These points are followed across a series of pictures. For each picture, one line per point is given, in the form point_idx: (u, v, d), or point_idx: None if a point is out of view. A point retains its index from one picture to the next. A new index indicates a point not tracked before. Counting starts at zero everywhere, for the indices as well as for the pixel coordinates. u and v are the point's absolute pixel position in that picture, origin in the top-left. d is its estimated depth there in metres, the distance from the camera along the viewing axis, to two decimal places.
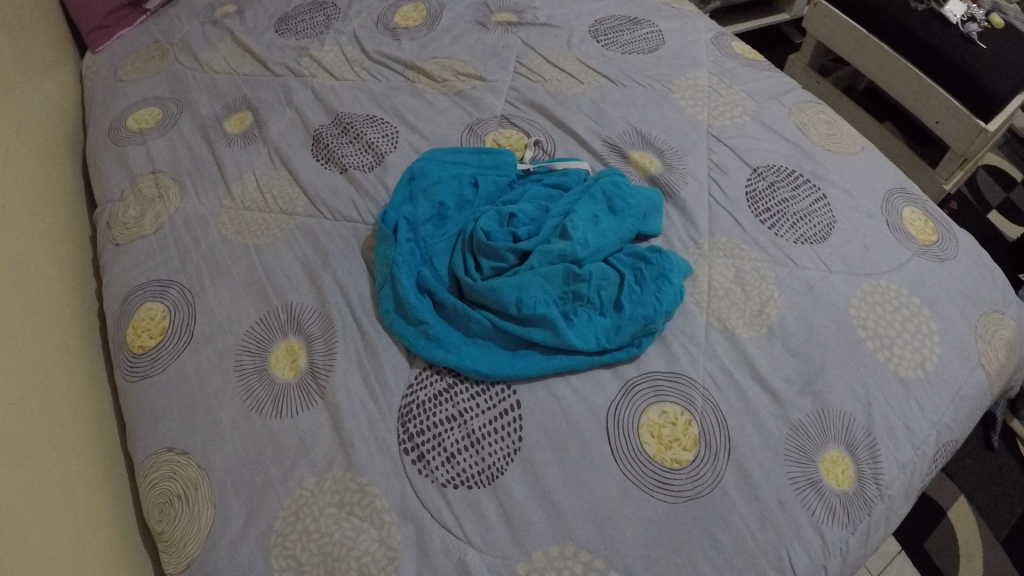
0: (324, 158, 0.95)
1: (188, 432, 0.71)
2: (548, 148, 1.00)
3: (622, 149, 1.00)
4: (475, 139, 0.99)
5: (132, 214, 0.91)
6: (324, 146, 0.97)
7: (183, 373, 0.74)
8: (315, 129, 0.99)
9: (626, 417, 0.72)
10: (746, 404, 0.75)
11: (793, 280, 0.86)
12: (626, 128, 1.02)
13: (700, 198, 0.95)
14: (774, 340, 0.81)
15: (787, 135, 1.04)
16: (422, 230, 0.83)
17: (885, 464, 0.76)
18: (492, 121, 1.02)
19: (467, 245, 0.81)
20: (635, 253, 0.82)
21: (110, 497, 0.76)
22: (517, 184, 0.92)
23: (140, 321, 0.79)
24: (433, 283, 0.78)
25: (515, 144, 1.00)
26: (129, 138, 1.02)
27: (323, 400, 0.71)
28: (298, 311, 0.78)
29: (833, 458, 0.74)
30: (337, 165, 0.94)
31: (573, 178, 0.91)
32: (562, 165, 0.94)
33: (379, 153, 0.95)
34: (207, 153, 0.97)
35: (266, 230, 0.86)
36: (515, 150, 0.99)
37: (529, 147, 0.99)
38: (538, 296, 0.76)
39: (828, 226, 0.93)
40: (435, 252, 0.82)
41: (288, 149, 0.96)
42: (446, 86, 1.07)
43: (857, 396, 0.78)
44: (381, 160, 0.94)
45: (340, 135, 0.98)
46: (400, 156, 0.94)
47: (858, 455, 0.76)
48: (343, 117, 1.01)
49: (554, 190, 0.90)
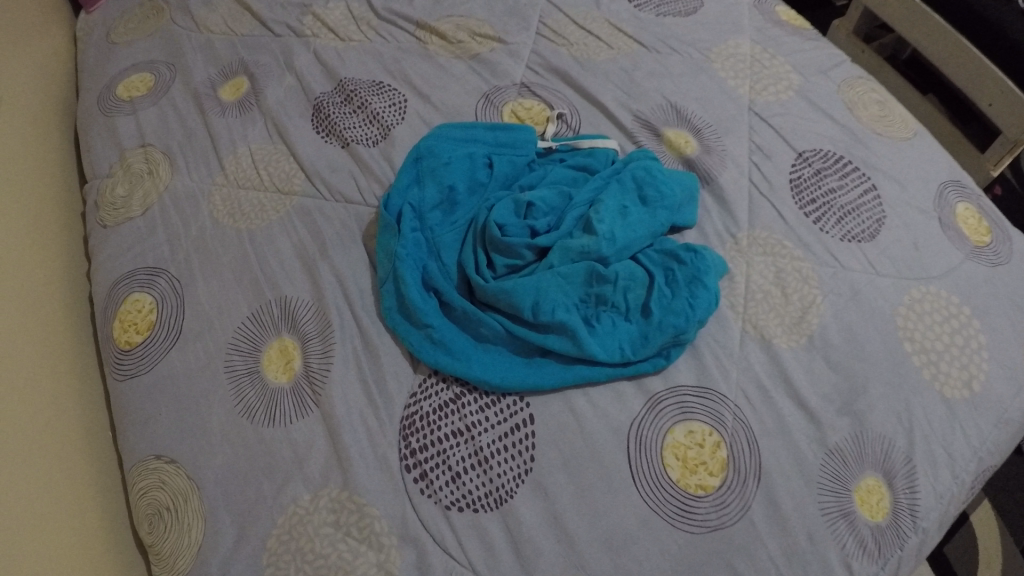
0: (326, 130, 0.87)
1: (176, 440, 0.67)
2: (572, 122, 0.91)
3: (654, 127, 0.91)
4: (492, 111, 0.89)
5: (120, 192, 0.84)
6: (326, 116, 0.88)
7: (173, 374, 0.69)
8: (317, 96, 0.91)
9: (649, 437, 0.65)
10: (779, 424, 0.69)
11: (838, 283, 0.79)
12: (659, 103, 0.93)
13: (740, 185, 0.86)
14: (813, 352, 0.74)
15: (836, 115, 0.94)
16: (430, 218, 0.75)
17: (923, 494, 0.70)
18: (510, 90, 0.92)
19: (479, 237, 0.73)
20: (666, 250, 0.73)
21: (99, 499, 0.72)
22: (537, 165, 0.83)
23: (126, 314, 0.74)
24: (440, 280, 0.71)
25: (536, 117, 0.90)
26: (117, 107, 0.93)
27: (319, 408, 0.66)
28: (293, 306, 0.72)
29: (869, 487, 0.69)
30: (339, 139, 0.85)
31: (599, 160, 0.82)
32: (588, 143, 0.84)
33: (384, 125, 0.86)
34: (200, 123, 0.89)
35: (261, 211, 0.79)
36: (536, 124, 0.90)
37: (550, 121, 0.89)
38: (557, 300, 0.68)
39: (877, 222, 0.84)
40: (444, 244, 0.74)
41: (287, 120, 0.88)
42: (461, 49, 0.97)
43: (898, 416, 0.72)
44: (386, 133, 0.85)
45: (343, 103, 0.89)
46: (409, 131, 0.85)
47: (895, 483, 0.70)
48: (346, 82, 0.92)
49: (578, 173, 0.81)
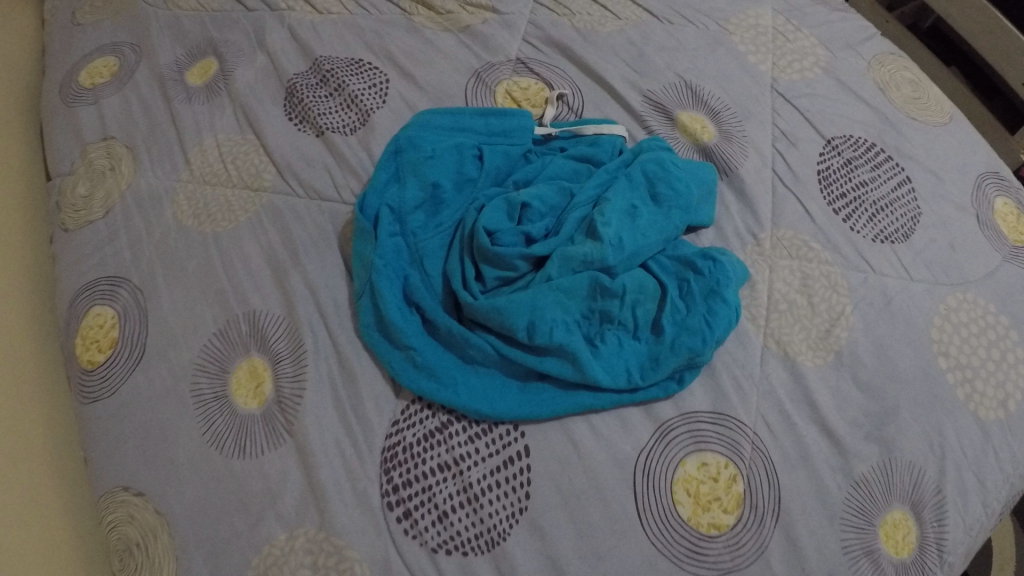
0: (298, 116, 0.76)
1: (144, 471, 0.62)
2: (575, 104, 0.80)
3: (666, 109, 0.80)
4: (483, 91, 0.78)
5: (81, 191, 0.76)
6: (298, 100, 0.77)
7: (139, 399, 0.64)
8: (290, 77, 0.79)
9: (658, 471, 0.59)
10: (801, 454, 0.62)
11: (869, 291, 0.71)
12: (672, 81, 0.82)
13: (763, 177, 0.77)
14: (840, 370, 0.67)
15: (867, 97, 0.84)
16: (411, 221, 0.66)
17: (951, 528, 0.64)
18: (505, 67, 0.81)
19: (467, 245, 0.64)
20: (681, 258, 0.65)
21: (73, 548, 0.65)
22: (534, 155, 0.73)
23: (88, 330, 0.68)
24: (425, 296, 0.63)
25: (533, 98, 0.79)
26: (80, 96, 0.84)
27: (292, 438, 0.60)
28: (262, 321, 0.64)
29: (895, 521, 0.63)
30: (313, 127, 0.74)
31: (605, 150, 0.73)
32: (591, 130, 0.75)
33: (362, 110, 0.75)
34: (164, 111, 0.78)
35: (227, 212, 0.70)
36: (533, 106, 0.79)
37: (550, 103, 0.78)
38: (555, 318, 0.61)
39: (912, 219, 0.76)
40: (426, 250, 0.65)
41: (256, 104, 0.77)
42: (450, 20, 0.85)
43: (929, 441, 0.65)
44: (365, 121, 0.74)
45: (318, 86, 0.78)
46: (390, 116, 0.74)
47: (924, 516, 0.64)
48: (321, 61, 0.80)
49: (580, 166, 0.72)
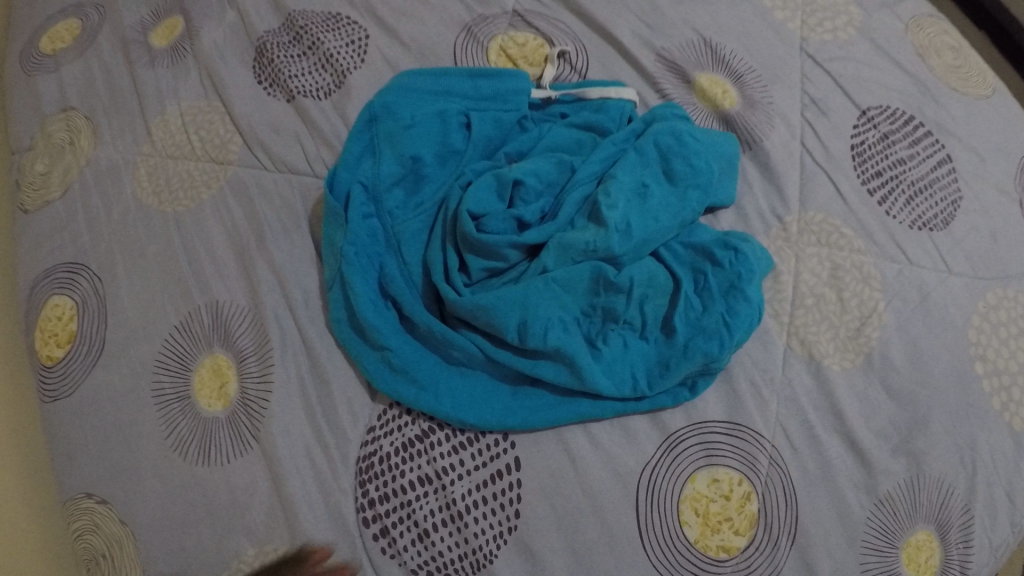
0: (268, 79, 0.66)
1: (105, 477, 0.57)
2: (578, 64, 0.69)
3: (682, 69, 0.70)
4: (474, 48, 0.67)
5: (39, 168, 0.69)
6: (269, 61, 0.67)
7: (99, 398, 0.59)
8: (260, 36, 0.69)
9: (664, 488, 0.54)
10: (822, 469, 0.57)
11: (904, 285, 0.63)
12: (688, 38, 0.71)
13: (791, 150, 0.67)
14: (869, 375, 0.60)
15: (904, 63, 0.73)
16: (388, 200, 0.59)
17: (978, 550, 0.59)
18: (500, 20, 0.69)
19: (450, 231, 0.57)
20: (698, 246, 0.57)
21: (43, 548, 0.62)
22: (530, 122, 0.64)
23: (46, 323, 0.63)
24: (403, 289, 0.57)
25: (531, 55, 0.68)
26: (40, 63, 0.76)
27: (258, 445, 0.54)
28: (225, 313, 0.58)
29: (919, 543, 0.57)
30: (283, 91, 0.65)
31: (612, 117, 0.62)
32: (597, 92, 0.64)
33: (337, 70, 0.65)
34: (126, 78, 0.70)
35: (190, 189, 0.63)
36: (530, 65, 0.68)
37: (550, 60, 0.68)
38: (551, 316, 0.54)
39: (953, 204, 0.66)
40: (405, 235, 0.58)
41: (219, 64, 0.68)
42: None
43: (961, 456, 0.59)
44: (341, 81, 0.65)
45: (290, 44, 0.68)
46: (370, 79, 0.65)
47: (949, 538, 0.58)
48: (295, 16, 0.69)
49: (583, 134, 0.62)
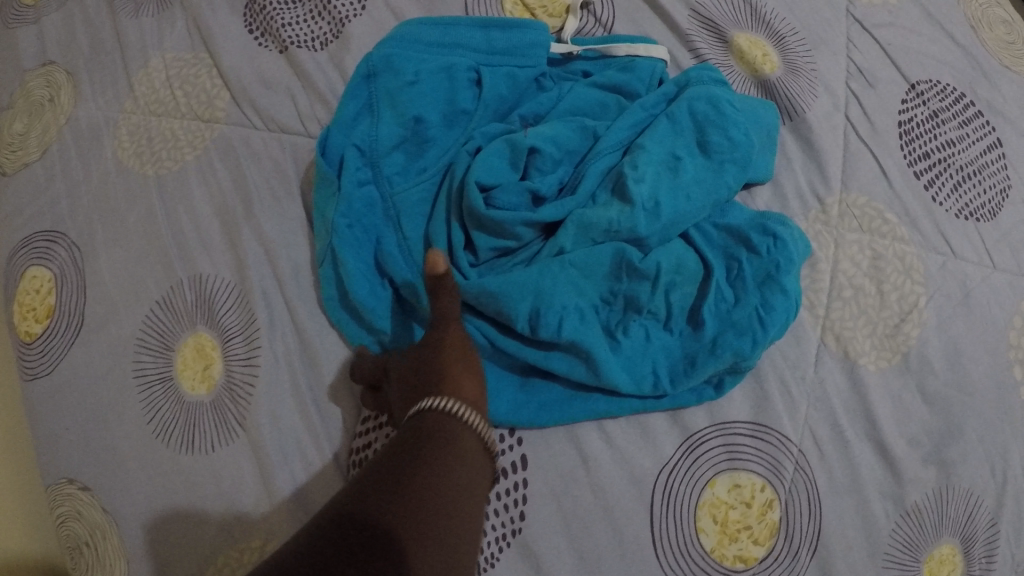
0: (260, 28, 0.60)
1: (86, 461, 0.54)
2: (603, 15, 0.62)
3: (719, 28, 0.62)
4: None
5: (18, 127, 0.65)
6: (260, 7, 0.60)
7: (78, 378, 0.55)
8: None
9: (681, 493, 0.50)
10: (849, 477, 0.53)
11: (946, 279, 0.58)
12: None
13: (834, 124, 0.61)
14: (904, 377, 0.55)
15: (956, 35, 0.67)
16: (387, 165, 0.53)
17: (1001, 566, 0.55)
18: None
19: (454, 205, 0.52)
20: (732, 229, 0.52)
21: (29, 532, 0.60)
22: (549, 81, 0.58)
23: (24, 295, 0.59)
24: (403, 268, 0.52)
25: (551, 5, 0.61)
26: (19, 14, 0.70)
27: (245, 433, 0.51)
28: (210, 290, 0.53)
29: (942, 557, 0.53)
30: (276, 41, 0.59)
31: (641, 78, 0.56)
32: (625, 49, 0.57)
33: (335, 19, 0.59)
34: (110, 29, 0.65)
35: (174, 151, 0.58)
36: (550, 16, 0.61)
37: (572, 12, 0.60)
38: (566, 303, 0.50)
39: (1001, 193, 0.61)
40: (406, 206, 0.53)
41: (206, 10, 0.61)
42: None
43: (993, 466, 0.54)
44: (339, 32, 0.58)
45: None
46: (370, 29, 0.58)
47: (972, 553, 0.54)
48: None
49: (608, 96, 0.56)
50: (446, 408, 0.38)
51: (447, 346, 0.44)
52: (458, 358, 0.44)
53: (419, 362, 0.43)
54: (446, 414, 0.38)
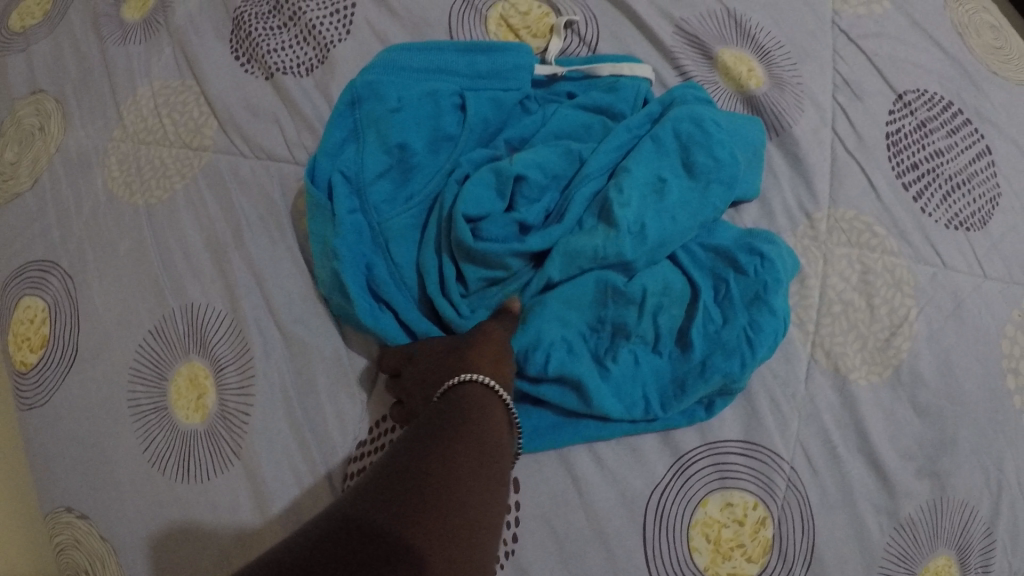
0: (246, 54, 0.60)
1: (83, 491, 0.54)
2: (587, 35, 0.62)
3: (703, 44, 0.62)
4: (472, 16, 0.60)
5: (9, 157, 0.65)
6: (245, 33, 0.60)
7: (74, 408, 0.56)
8: (237, 5, 0.62)
9: (673, 513, 0.50)
10: (842, 492, 0.53)
11: (937, 290, 0.57)
12: (711, 9, 0.63)
13: (821, 138, 0.61)
14: (896, 390, 0.55)
15: (944, 42, 0.66)
16: (373, 194, 0.53)
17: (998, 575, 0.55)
18: None
19: (443, 236, 0.52)
20: (719, 250, 0.52)
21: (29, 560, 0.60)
22: (533, 103, 0.58)
23: (18, 325, 0.59)
24: (397, 298, 0.52)
25: (535, 25, 0.61)
26: (8, 42, 0.70)
27: (240, 460, 0.51)
28: (202, 318, 0.54)
29: (938, 568, 0.54)
30: (262, 68, 0.59)
31: (626, 98, 0.56)
32: (609, 69, 0.58)
33: (320, 44, 0.59)
34: (98, 57, 0.65)
35: (164, 180, 0.58)
36: (534, 36, 0.61)
37: (556, 32, 0.60)
38: (552, 337, 0.50)
39: (991, 201, 0.60)
40: (395, 233, 0.53)
41: (193, 38, 0.61)
42: None
43: (988, 477, 0.54)
44: (324, 57, 0.58)
45: (269, 14, 0.61)
46: (356, 54, 0.58)
47: (968, 562, 0.54)
48: None
49: (593, 118, 0.56)
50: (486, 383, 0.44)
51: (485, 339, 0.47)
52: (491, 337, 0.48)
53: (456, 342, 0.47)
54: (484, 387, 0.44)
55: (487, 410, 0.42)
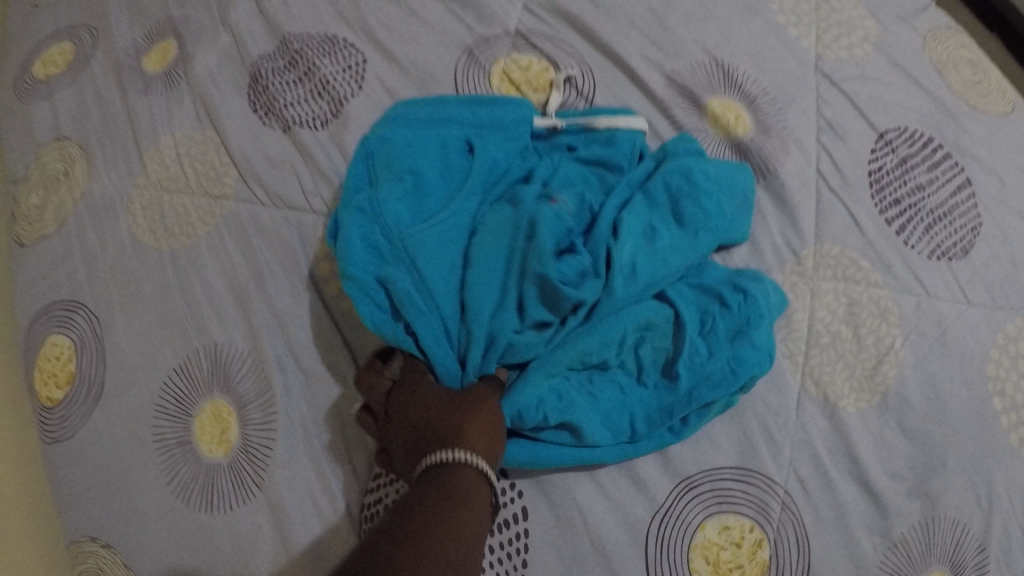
0: (263, 107, 0.64)
1: (108, 521, 0.57)
2: (584, 87, 0.66)
3: (693, 94, 0.66)
4: (476, 73, 0.64)
5: (34, 201, 0.68)
6: (263, 88, 0.64)
7: (99, 442, 0.58)
8: (254, 60, 0.66)
9: (673, 537, 0.53)
10: (835, 513, 0.56)
11: (922, 318, 0.60)
12: (701, 60, 0.67)
13: (806, 179, 0.64)
14: (884, 415, 0.58)
15: (924, 81, 0.69)
16: (389, 212, 0.53)
17: None
18: (502, 42, 0.66)
19: (520, 268, 0.52)
20: (706, 287, 0.56)
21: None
22: (534, 154, 0.61)
23: (44, 362, 0.62)
24: (416, 311, 0.51)
25: (535, 80, 0.65)
26: (32, 89, 0.74)
27: (262, 493, 0.54)
28: (225, 358, 0.57)
29: None
30: (279, 120, 0.63)
31: (623, 151, 0.60)
32: (605, 120, 0.61)
33: (334, 98, 0.62)
34: (121, 106, 0.68)
35: (187, 226, 0.61)
36: (535, 91, 0.64)
37: (555, 87, 0.64)
38: (550, 370, 0.52)
39: (972, 231, 0.63)
40: (422, 249, 0.53)
41: (213, 91, 0.65)
42: None
43: (977, 494, 0.57)
44: (338, 111, 0.62)
45: (284, 69, 0.65)
46: (368, 108, 0.62)
47: None
48: (289, 38, 0.65)
49: (591, 172, 0.60)
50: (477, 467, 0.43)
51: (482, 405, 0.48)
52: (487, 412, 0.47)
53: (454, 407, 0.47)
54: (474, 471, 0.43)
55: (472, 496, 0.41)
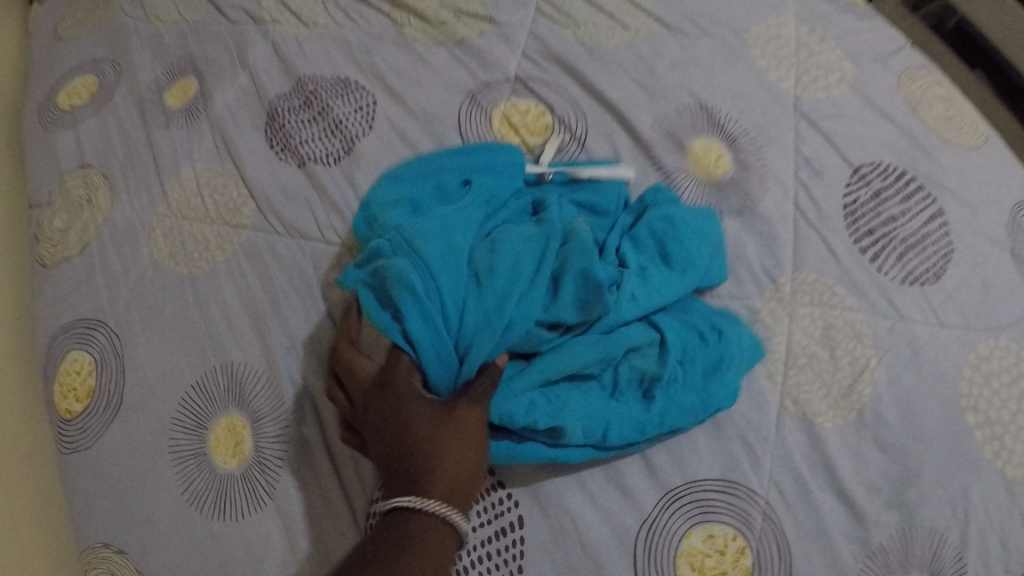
0: (280, 143, 0.68)
1: (123, 528, 0.60)
2: (578, 129, 0.71)
3: (678, 134, 0.71)
4: (478, 116, 0.69)
5: (58, 225, 0.72)
6: (279, 127, 0.69)
7: (117, 454, 0.61)
8: (271, 101, 0.71)
9: (660, 544, 0.57)
10: (815, 523, 0.59)
11: (896, 340, 0.64)
12: (686, 103, 0.72)
13: (785, 212, 0.69)
14: (860, 432, 0.61)
15: (899, 119, 0.72)
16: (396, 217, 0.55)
17: None
18: (503, 86, 0.71)
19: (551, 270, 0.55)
20: (688, 321, 0.60)
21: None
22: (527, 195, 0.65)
23: (64, 377, 0.65)
24: (417, 301, 0.51)
25: (532, 123, 0.70)
26: (57, 120, 0.78)
27: (273, 501, 0.57)
28: (240, 375, 0.60)
29: None
30: (293, 156, 0.67)
31: (609, 199, 0.65)
32: (588, 172, 0.66)
33: (346, 137, 0.67)
34: (143, 138, 0.73)
35: (205, 252, 0.65)
36: (532, 133, 0.69)
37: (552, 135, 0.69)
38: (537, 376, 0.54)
39: (944, 257, 0.66)
40: (431, 239, 0.53)
41: (233, 128, 0.70)
42: (443, 33, 0.73)
43: (953, 506, 0.59)
44: (349, 149, 0.67)
45: (300, 109, 0.70)
46: (377, 145, 0.67)
47: None
48: (305, 80, 0.71)
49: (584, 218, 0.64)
50: (448, 519, 0.45)
51: (470, 432, 0.48)
52: (471, 445, 0.48)
53: (439, 438, 0.47)
54: (444, 524, 0.45)
55: (437, 549, 0.44)
